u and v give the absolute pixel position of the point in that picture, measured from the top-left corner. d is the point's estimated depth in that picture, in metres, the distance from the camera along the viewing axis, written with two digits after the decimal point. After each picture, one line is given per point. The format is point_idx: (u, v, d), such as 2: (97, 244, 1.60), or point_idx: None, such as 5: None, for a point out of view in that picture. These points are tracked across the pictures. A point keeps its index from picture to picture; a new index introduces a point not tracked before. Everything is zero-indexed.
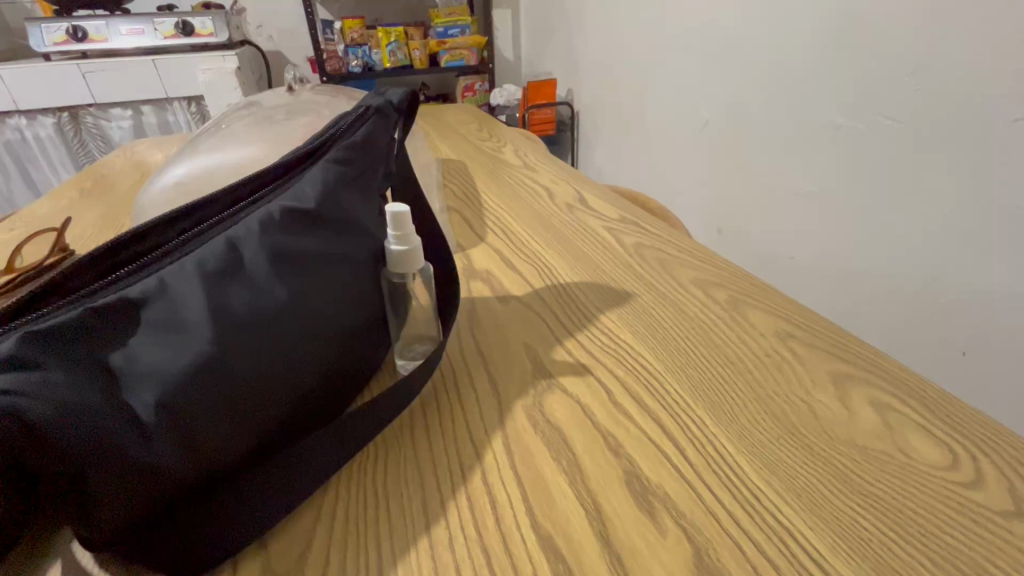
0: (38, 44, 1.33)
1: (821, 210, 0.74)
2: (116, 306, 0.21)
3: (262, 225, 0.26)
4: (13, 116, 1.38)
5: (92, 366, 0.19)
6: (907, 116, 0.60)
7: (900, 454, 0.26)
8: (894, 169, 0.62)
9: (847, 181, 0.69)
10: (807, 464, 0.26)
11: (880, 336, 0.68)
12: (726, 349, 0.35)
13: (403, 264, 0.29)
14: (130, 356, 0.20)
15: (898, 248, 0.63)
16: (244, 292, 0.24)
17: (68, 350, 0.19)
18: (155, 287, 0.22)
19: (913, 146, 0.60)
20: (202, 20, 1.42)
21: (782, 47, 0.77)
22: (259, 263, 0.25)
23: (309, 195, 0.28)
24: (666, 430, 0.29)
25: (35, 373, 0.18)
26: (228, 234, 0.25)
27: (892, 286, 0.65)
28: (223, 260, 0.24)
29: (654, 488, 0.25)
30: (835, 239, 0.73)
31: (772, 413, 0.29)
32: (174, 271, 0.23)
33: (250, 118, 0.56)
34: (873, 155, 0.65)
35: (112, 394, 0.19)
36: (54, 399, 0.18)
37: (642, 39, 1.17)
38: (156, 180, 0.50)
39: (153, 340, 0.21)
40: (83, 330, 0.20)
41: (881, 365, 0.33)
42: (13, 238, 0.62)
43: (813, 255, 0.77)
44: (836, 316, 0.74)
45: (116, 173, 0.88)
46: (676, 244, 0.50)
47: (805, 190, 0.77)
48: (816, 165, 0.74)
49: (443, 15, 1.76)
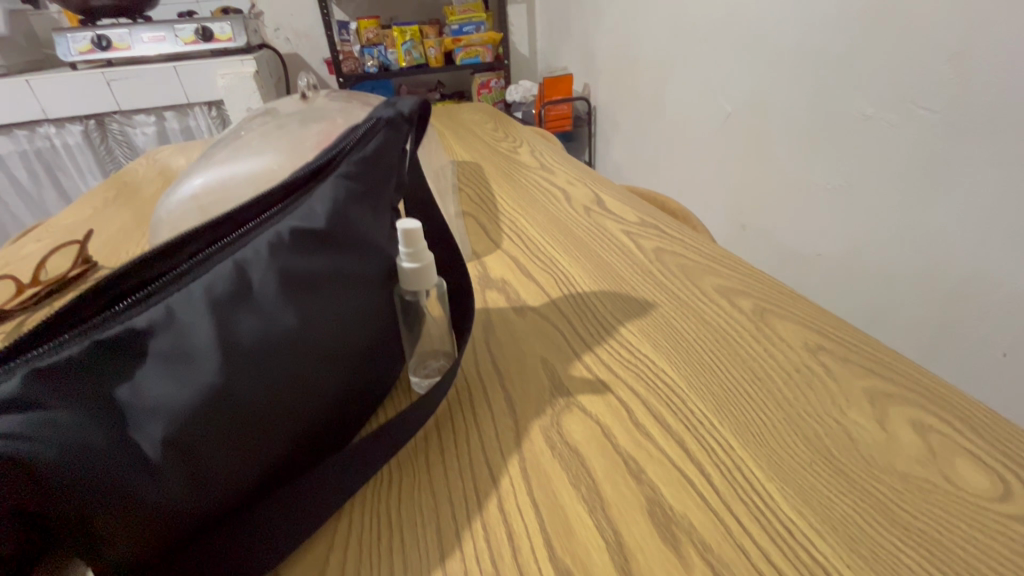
0: (64, 53, 1.37)
1: (849, 206, 0.71)
2: (121, 339, 0.20)
3: (271, 247, 0.25)
4: (42, 125, 1.41)
5: (96, 403, 0.19)
6: (943, 106, 0.57)
7: (944, 483, 0.25)
8: (929, 161, 0.59)
9: (876, 175, 0.66)
10: (842, 493, 0.25)
11: (913, 337, 0.65)
12: (753, 364, 0.33)
13: (414, 282, 0.28)
14: (136, 390, 0.20)
15: (932, 247, 0.60)
16: (253, 319, 0.23)
17: (72, 388, 0.19)
18: (162, 316, 0.22)
19: (949, 137, 0.57)
20: (221, 26, 1.43)
21: (807, 36, 0.75)
22: (268, 288, 0.24)
23: (319, 214, 0.27)
24: (691, 455, 0.27)
25: (39, 414, 0.18)
26: (237, 257, 0.24)
27: (928, 287, 0.62)
28: (231, 285, 0.23)
29: (678, 517, 0.24)
30: (864, 236, 0.70)
31: (803, 435, 0.28)
32: (181, 298, 0.22)
33: (264, 127, 0.56)
34: (906, 148, 0.62)
35: (117, 430, 0.19)
36: (57, 441, 0.17)
37: (660, 32, 1.14)
38: (173, 192, 0.50)
39: (160, 372, 0.20)
40: (88, 366, 0.19)
41: (921, 382, 0.31)
42: (39, 248, 0.63)
43: (842, 254, 0.74)
44: (866, 316, 0.71)
45: (139, 180, 0.89)
46: (697, 248, 0.48)
47: (832, 185, 0.74)
48: (844, 158, 0.71)
49: (458, 13, 1.75)
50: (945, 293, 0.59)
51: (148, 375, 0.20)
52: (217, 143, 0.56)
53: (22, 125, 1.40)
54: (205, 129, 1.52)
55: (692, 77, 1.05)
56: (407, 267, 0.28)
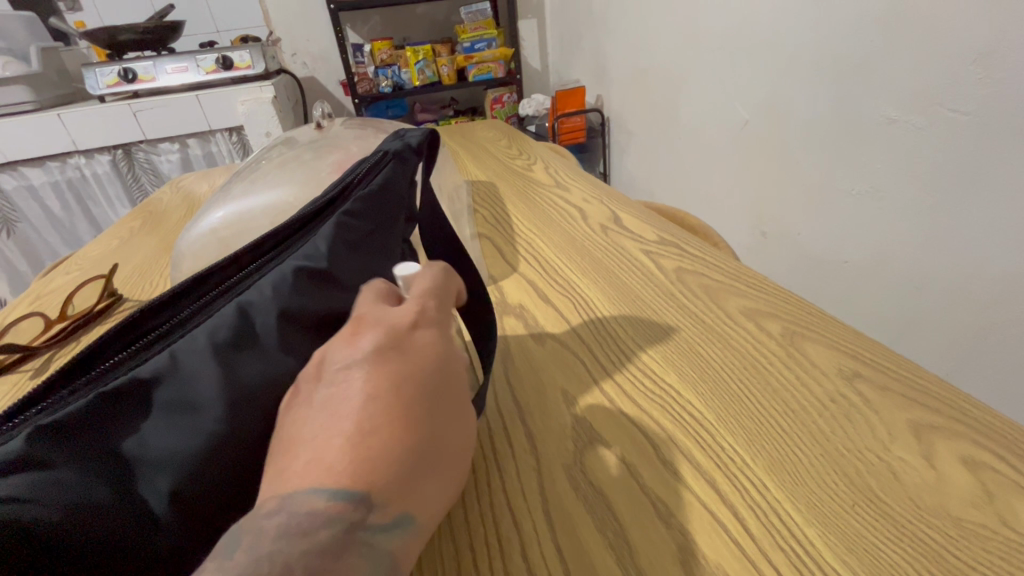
0: (93, 87, 1.42)
1: (876, 213, 0.69)
2: (125, 390, 0.20)
3: (274, 288, 0.25)
4: (72, 156, 1.46)
5: (101, 459, 0.18)
6: (973, 107, 0.55)
7: (1004, 529, 0.23)
8: (960, 164, 0.57)
9: (903, 180, 0.64)
10: (892, 542, 0.23)
11: (947, 347, 0.62)
12: (785, 394, 0.32)
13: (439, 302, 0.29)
14: (141, 443, 0.19)
15: (967, 255, 0.58)
16: (257, 362, 0.22)
17: (76, 444, 0.18)
18: (166, 365, 0.21)
19: (981, 138, 0.54)
20: (240, 54, 1.47)
21: (825, 40, 0.73)
22: (271, 331, 0.24)
23: (322, 252, 0.27)
24: (723, 496, 0.26)
25: (44, 474, 0.17)
26: (240, 301, 0.24)
27: (964, 298, 0.59)
28: (235, 329, 0.23)
29: (712, 568, 0.23)
30: (891, 243, 0.67)
31: (845, 475, 0.26)
32: (185, 344, 0.22)
33: (282, 158, 0.56)
34: (934, 152, 0.59)
35: (122, 485, 0.18)
36: (61, 502, 0.17)
37: (673, 41, 1.14)
38: (192, 226, 0.51)
39: (165, 424, 0.20)
40: (92, 419, 0.19)
41: (973, 415, 0.29)
42: (69, 280, 0.65)
43: (869, 264, 0.71)
44: (896, 326, 0.68)
45: (163, 208, 0.91)
46: (721, 267, 0.47)
47: (857, 190, 0.71)
48: (868, 163, 0.69)
49: (470, 30, 1.77)
50: (981, 304, 0.57)
51: (153, 426, 0.20)
52: (236, 175, 0.57)
53: (54, 157, 1.45)
54: (226, 155, 1.56)
55: (707, 85, 1.04)
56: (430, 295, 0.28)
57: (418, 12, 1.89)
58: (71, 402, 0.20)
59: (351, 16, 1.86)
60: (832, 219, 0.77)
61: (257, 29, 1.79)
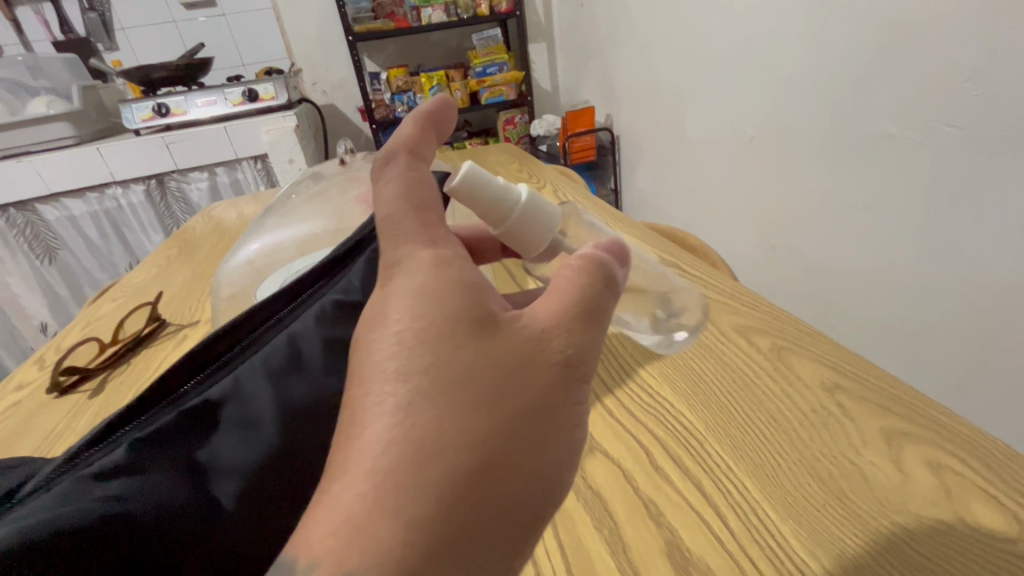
0: (130, 121, 1.51)
1: (881, 226, 0.71)
2: (198, 410, 0.24)
3: (317, 318, 0.30)
4: (109, 187, 1.55)
5: (181, 466, 0.22)
6: (969, 122, 0.57)
7: (960, 524, 0.25)
8: (961, 176, 0.59)
9: (905, 193, 0.66)
10: (857, 537, 0.26)
11: (960, 354, 0.63)
12: (770, 405, 0.34)
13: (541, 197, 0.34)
14: (213, 453, 0.23)
15: (977, 264, 0.59)
16: (304, 384, 0.27)
17: (160, 454, 0.22)
18: (230, 388, 0.25)
19: (978, 151, 0.57)
20: (264, 87, 1.56)
21: (825, 59, 0.76)
22: (316, 354, 0.29)
23: (356, 286, 0.33)
24: (709, 498, 0.29)
25: (137, 479, 0.21)
26: (287, 329, 0.29)
27: (977, 306, 0.60)
28: (286, 355, 0.28)
29: (695, 559, 0.26)
30: (897, 254, 0.69)
31: (819, 478, 0.29)
32: (245, 370, 0.26)
33: (311, 192, 0.62)
34: (938, 161, 0.61)
35: (198, 488, 0.22)
36: (150, 501, 0.20)
37: (677, 62, 1.18)
38: (231, 257, 0.56)
39: (231, 437, 0.24)
40: (172, 435, 0.23)
41: (940, 421, 0.31)
42: (116, 308, 0.70)
43: (878, 276, 0.73)
44: (907, 335, 0.70)
45: (195, 237, 0.97)
46: (717, 286, 0.50)
47: (861, 204, 0.74)
48: (870, 177, 0.71)
49: (482, 56, 1.84)
50: (993, 310, 0.58)
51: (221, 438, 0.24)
52: (269, 209, 0.63)
53: (94, 188, 1.54)
54: (251, 182, 1.64)
55: (712, 103, 1.08)
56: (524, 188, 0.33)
57: (432, 40, 1.97)
58: (159, 416, 0.24)
59: (368, 46, 1.95)
60: (839, 232, 0.79)
61: (280, 61, 1.88)
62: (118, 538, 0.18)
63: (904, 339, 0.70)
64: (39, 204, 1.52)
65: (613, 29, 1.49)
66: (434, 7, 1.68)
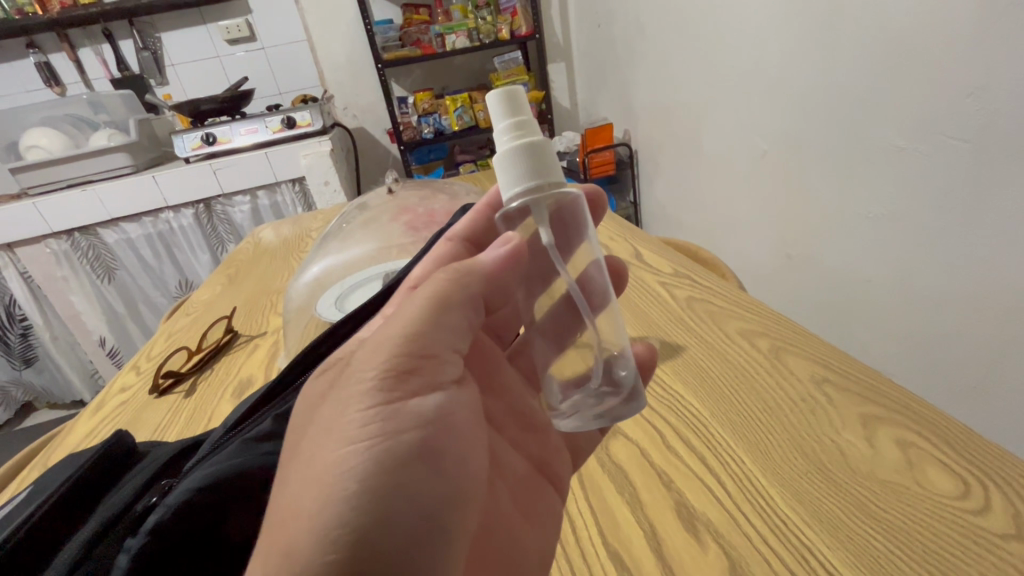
0: (181, 150, 1.63)
1: (892, 235, 0.75)
2: None
3: None
4: (162, 212, 1.66)
5: None
6: (971, 135, 0.62)
7: (917, 486, 0.32)
8: (966, 186, 0.63)
9: (915, 203, 0.70)
10: (831, 497, 0.32)
11: (974, 354, 0.67)
12: (766, 395, 0.41)
13: (529, 172, 0.32)
14: None
15: (981, 272, 0.64)
16: None
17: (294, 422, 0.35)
18: None
19: (981, 162, 0.61)
20: (301, 114, 1.67)
21: (833, 79, 0.81)
22: None
23: None
24: (710, 467, 0.35)
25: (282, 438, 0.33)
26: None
27: (984, 312, 0.64)
28: None
29: (699, 515, 0.32)
30: (908, 261, 0.73)
31: (804, 453, 0.35)
32: None
33: (361, 219, 0.71)
34: (943, 176, 0.66)
35: None
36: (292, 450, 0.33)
37: (693, 79, 1.23)
38: (299, 277, 0.66)
39: None
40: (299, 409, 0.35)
41: (909, 405, 0.37)
42: (189, 324, 0.79)
43: (890, 284, 0.77)
44: (923, 337, 0.73)
45: (247, 257, 1.06)
46: (725, 295, 0.55)
47: (873, 214, 0.78)
48: (880, 188, 0.75)
49: (503, 78, 1.93)
50: (1004, 311, 0.62)
51: None
52: (327, 235, 0.71)
53: (149, 213, 1.65)
54: (290, 203, 1.75)
55: (728, 117, 1.12)
56: (517, 147, 0.32)
57: (455, 64, 2.08)
58: (287, 399, 0.36)
59: (396, 71, 2.06)
60: (852, 242, 0.83)
61: (314, 89, 2.00)
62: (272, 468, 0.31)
63: (919, 342, 0.74)
64: (101, 229, 1.63)
65: (631, 49, 1.55)
66: (458, 33, 1.76)
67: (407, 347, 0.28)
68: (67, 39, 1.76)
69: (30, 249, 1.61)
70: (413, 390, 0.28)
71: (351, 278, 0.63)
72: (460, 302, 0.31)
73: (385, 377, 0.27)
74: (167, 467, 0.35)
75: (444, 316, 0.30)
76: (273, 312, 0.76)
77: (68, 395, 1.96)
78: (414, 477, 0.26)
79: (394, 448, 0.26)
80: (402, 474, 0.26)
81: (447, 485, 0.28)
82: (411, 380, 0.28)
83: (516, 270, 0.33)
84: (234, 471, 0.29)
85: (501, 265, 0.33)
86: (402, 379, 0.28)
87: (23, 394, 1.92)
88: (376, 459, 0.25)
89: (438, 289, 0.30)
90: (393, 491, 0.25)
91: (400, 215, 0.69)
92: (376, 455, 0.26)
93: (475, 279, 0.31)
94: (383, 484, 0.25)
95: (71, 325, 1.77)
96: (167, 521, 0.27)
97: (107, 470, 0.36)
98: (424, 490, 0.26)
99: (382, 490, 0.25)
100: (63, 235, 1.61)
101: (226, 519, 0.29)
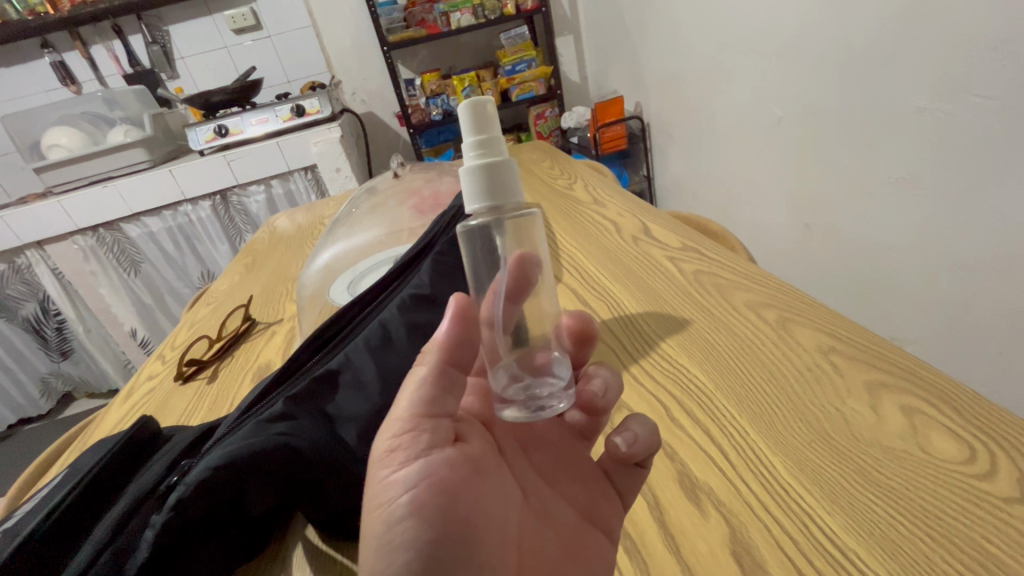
0: (194, 143, 1.64)
1: (914, 198, 0.73)
2: (326, 377, 0.38)
3: (400, 308, 0.44)
4: (181, 205, 1.69)
5: (320, 416, 0.36)
6: (996, 92, 0.59)
7: (921, 452, 0.32)
8: (992, 144, 0.61)
9: (936, 165, 0.68)
10: (832, 464, 0.32)
11: (998, 320, 0.65)
12: (773, 366, 0.41)
13: (486, 195, 0.31)
14: (340, 407, 0.37)
15: (1007, 234, 0.62)
16: (394, 356, 0.41)
17: (308, 408, 0.36)
18: (345, 360, 0.40)
19: (1005, 120, 0.59)
20: (310, 102, 1.67)
21: (853, 38, 0.77)
22: (401, 333, 0.43)
23: (426, 282, 0.47)
24: (714, 440, 0.36)
25: (298, 420, 0.35)
26: (380, 318, 0.44)
27: (1012, 277, 0.62)
28: (379, 335, 0.42)
29: (701, 485, 0.33)
30: (930, 225, 0.71)
31: (806, 421, 0.35)
32: (352, 348, 0.41)
33: (370, 205, 0.72)
34: (970, 135, 0.63)
35: (336, 429, 0.36)
36: (311, 435, 0.34)
37: (706, 45, 1.18)
38: (310, 264, 0.67)
39: (350, 396, 0.38)
40: (312, 395, 0.37)
41: (921, 375, 0.37)
42: (209, 314, 0.81)
43: (914, 249, 0.75)
44: (943, 306, 0.72)
45: (262, 245, 1.08)
46: (733, 268, 0.55)
47: (893, 179, 0.75)
48: (901, 151, 0.73)
49: (510, 54, 1.89)
50: None
51: (343, 398, 0.38)
52: (336, 221, 0.73)
53: (168, 206, 1.68)
54: (303, 191, 1.76)
55: (744, 87, 1.08)
56: (479, 170, 0.31)
57: (461, 43, 2.05)
58: (299, 382, 0.38)
59: (401, 53, 2.03)
60: (872, 209, 0.81)
61: (323, 75, 2.00)
62: (295, 456, 0.32)
63: (940, 309, 0.73)
64: (124, 223, 1.67)
65: (640, 18, 1.51)
66: (462, 11, 1.72)
67: (408, 422, 0.28)
68: (78, 37, 1.78)
69: (59, 246, 1.66)
70: (404, 459, 0.27)
71: (363, 262, 0.65)
72: (430, 376, 0.29)
73: (381, 451, 0.27)
74: (195, 446, 0.37)
75: (428, 386, 0.29)
76: (289, 300, 0.78)
77: (104, 384, 2.04)
78: (424, 539, 0.26)
79: (394, 516, 0.26)
80: (415, 538, 0.25)
81: (466, 542, 0.26)
82: (399, 453, 0.27)
83: (475, 330, 0.31)
84: (248, 452, 0.31)
85: (459, 337, 0.30)
86: (394, 453, 0.27)
87: (62, 384, 2.01)
88: (384, 524, 0.26)
89: (415, 372, 0.29)
90: (412, 554, 0.25)
91: (407, 199, 0.72)
92: (389, 525, 0.26)
93: (433, 352, 0.30)
94: (399, 548, 0.25)
95: (102, 317, 1.83)
96: (188, 499, 0.29)
97: (132, 454, 0.38)
98: (442, 551, 0.26)
99: (395, 552, 0.25)
100: (88, 231, 1.65)
101: (244, 497, 0.31)
